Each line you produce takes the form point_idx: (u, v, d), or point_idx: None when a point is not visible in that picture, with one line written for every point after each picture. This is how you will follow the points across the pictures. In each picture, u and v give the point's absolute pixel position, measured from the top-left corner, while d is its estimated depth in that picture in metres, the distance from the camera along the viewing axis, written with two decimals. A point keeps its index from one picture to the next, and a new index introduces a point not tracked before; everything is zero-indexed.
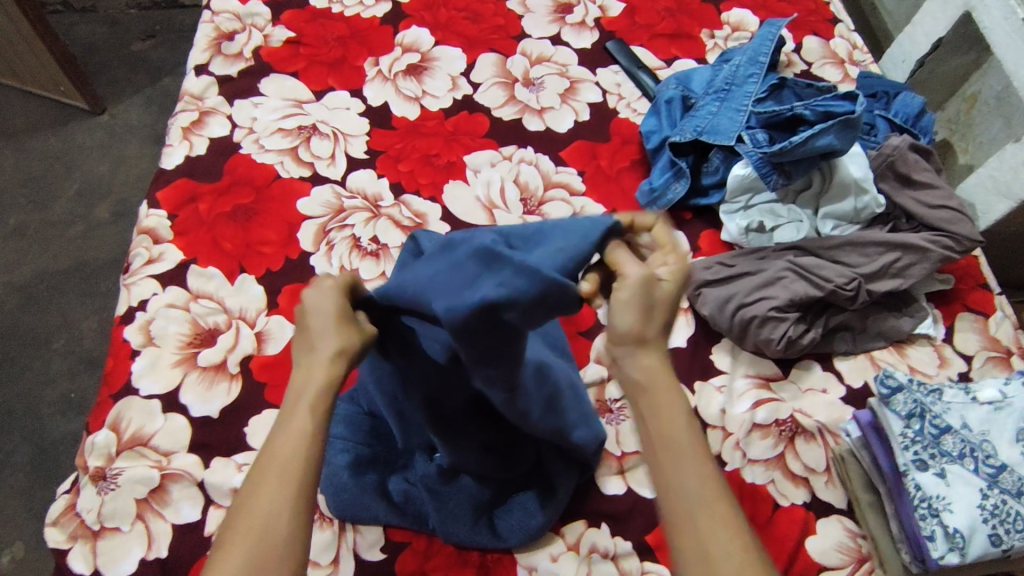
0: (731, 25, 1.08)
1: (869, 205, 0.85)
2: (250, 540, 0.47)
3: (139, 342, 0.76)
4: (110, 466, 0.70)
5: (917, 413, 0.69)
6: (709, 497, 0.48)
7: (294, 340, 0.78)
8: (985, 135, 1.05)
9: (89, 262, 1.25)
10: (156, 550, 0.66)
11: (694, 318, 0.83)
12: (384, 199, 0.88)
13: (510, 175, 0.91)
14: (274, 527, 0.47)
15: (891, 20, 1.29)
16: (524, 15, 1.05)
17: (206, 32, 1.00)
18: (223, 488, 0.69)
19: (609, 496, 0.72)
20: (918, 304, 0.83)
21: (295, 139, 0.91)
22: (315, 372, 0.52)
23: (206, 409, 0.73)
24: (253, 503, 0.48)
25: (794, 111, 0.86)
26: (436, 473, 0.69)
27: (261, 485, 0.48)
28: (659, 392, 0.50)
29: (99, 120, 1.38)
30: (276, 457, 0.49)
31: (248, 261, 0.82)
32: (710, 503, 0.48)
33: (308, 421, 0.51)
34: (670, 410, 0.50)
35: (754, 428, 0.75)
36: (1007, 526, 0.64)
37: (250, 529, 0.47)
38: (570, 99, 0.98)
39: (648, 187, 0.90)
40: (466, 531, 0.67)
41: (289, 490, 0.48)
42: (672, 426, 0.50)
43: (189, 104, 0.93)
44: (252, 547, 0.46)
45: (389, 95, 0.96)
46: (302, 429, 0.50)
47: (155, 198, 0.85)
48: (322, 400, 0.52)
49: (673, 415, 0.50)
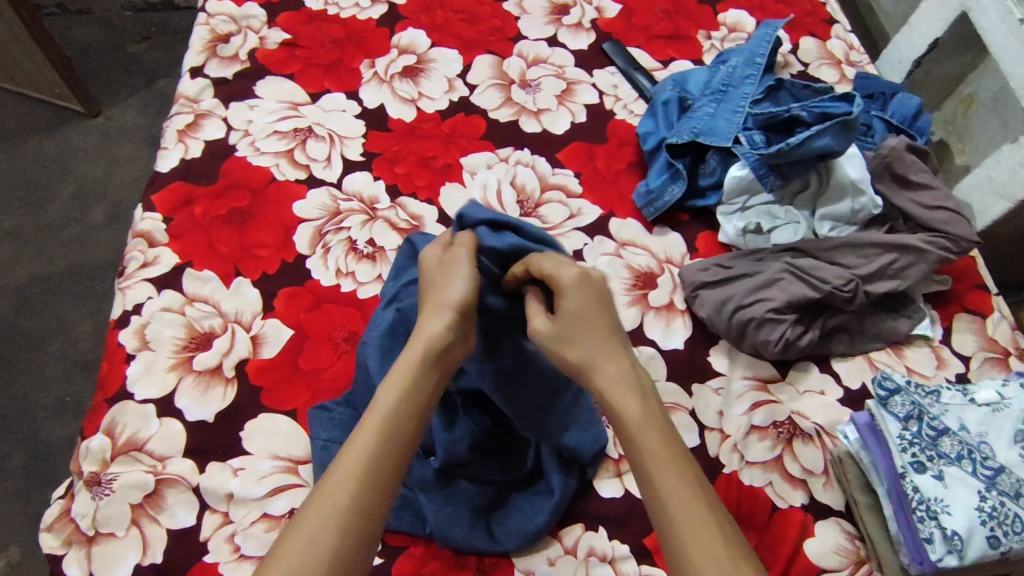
0: (728, 26, 1.08)
1: (866, 206, 0.85)
2: (304, 543, 0.46)
3: (134, 346, 0.76)
4: (104, 471, 0.69)
5: (915, 414, 0.69)
6: (687, 500, 0.51)
7: (289, 344, 0.78)
8: (981, 136, 1.05)
9: (84, 265, 1.25)
10: (151, 556, 0.66)
11: (692, 320, 0.83)
12: (380, 201, 0.87)
13: (507, 177, 0.91)
14: (330, 531, 0.47)
15: (888, 20, 1.29)
16: (521, 17, 1.05)
17: (202, 34, 1.00)
18: (219, 492, 0.69)
19: (606, 498, 0.71)
20: (916, 305, 0.83)
21: (291, 142, 0.91)
22: (393, 383, 0.54)
23: (202, 413, 0.73)
24: (315, 507, 0.48)
25: (791, 111, 0.85)
26: (432, 476, 0.69)
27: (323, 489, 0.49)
28: (622, 404, 0.55)
29: (94, 123, 1.38)
30: (347, 460, 0.50)
31: (244, 264, 0.82)
32: (687, 505, 0.50)
33: (377, 430, 0.52)
34: (636, 418, 0.54)
35: (752, 430, 0.75)
36: (1006, 528, 0.63)
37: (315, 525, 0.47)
38: (566, 100, 0.98)
39: (645, 189, 0.89)
40: (464, 535, 0.66)
41: (353, 497, 0.49)
42: (640, 434, 0.54)
43: (184, 106, 0.93)
44: (308, 548, 0.46)
45: (385, 97, 0.96)
46: (375, 428, 0.52)
47: (150, 202, 0.85)
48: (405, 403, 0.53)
49: (632, 413, 0.55)
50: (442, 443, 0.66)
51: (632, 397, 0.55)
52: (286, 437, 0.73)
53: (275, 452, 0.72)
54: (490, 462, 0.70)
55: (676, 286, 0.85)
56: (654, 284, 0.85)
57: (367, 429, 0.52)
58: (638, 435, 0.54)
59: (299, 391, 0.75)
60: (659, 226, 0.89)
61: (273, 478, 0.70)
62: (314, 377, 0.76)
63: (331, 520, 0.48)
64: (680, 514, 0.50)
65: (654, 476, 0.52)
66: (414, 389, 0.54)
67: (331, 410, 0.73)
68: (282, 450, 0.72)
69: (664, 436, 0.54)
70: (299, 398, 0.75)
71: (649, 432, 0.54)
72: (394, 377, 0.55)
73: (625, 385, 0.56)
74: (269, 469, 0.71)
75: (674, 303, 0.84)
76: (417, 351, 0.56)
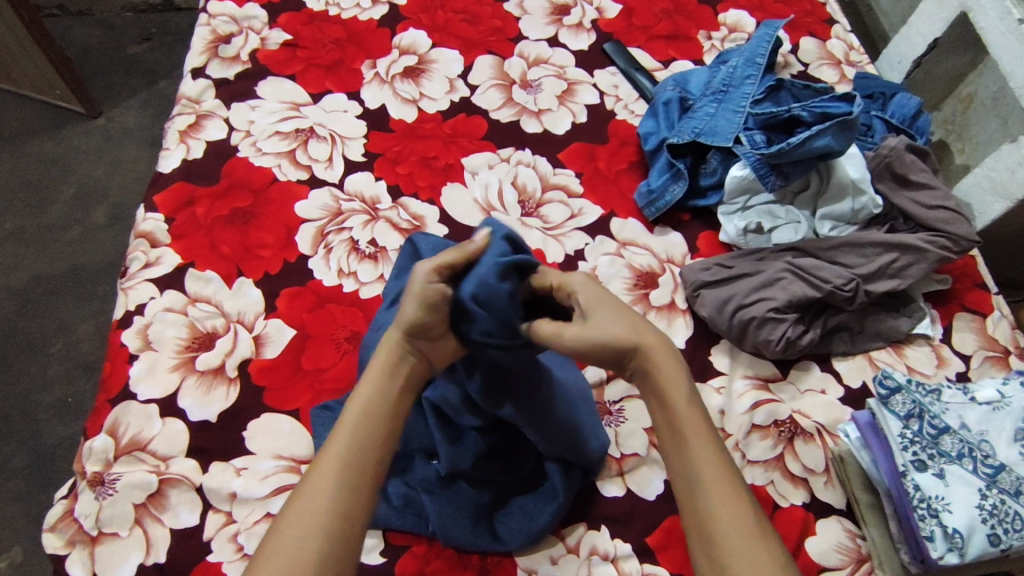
0: (728, 26, 1.08)
1: (866, 206, 0.85)
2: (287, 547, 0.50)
3: (136, 346, 0.76)
4: (107, 471, 0.69)
5: (916, 413, 0.69)
6: (724, 485, 0.54)
7: (291, 344, 0.78)
8: (981, 135, 1.06)
9: (85, 266, 1.25)
10: (154, 555, 0.66)
11: (694, 319, 0.83)
12: (382, 202, 0.88)
13: (508, 177, 0.91)
14: (310, 535, 0.51)
15: (887, 20, 1.29)
16: (521, 17, 1.05)
17: (203, 35, 1.00)
18: (222, 492, 0.69)
19: (608, 497, 0.72)
20: (916, 304, 0.83)
21: (292, 142, 0.91)
22: (358, 402, 0.57)
23: (204, 413, 0.73)
24: (293, 514, 0.52)
25: (791, 112, 0.86)
26: (435, 476, 0.69)
27: (299, 498, 0.53)
28: (669, 387, 0.58)
29: (95, 124, 1.38)
30: (319, 473, 0.53)
31: (246, 265, 0.82)
32: (720, 486, 0.54)
33: (347, 443, 0.55)
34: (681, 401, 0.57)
35: (753, 429, 0.76)
36: (1007, 526, 0.64)
37: (296, 530, 0.51)
38: (567, 101, 0.98)
39: (646, 189, 0.89)
40: (466, 534, 0.67)
41: (327, 503, 0.52)
42: (683, 417, 0.57)
43: (186, 107, 0.93)
44: (290, 553, 0.50)
45: (386, 97, 0.96)
46: (343, 440, 0.55)
47: (152, 202, 0.85)
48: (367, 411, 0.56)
49: (678, 392, 0.57)
50: (447, 453, 0.65)
51: (680, 378, 0.58)
52: (289, 437, 0.73)
53: (277, 452, 0.72)
54: (491, 464, 0.69)
55: (677, 286, 0.85)
56: (655, 284, 0.85)
57: (337, 439, 0.55)
58: (683, 416, 0.57)
59: (301, 391, 0.75)
60: (660, 226, 0.90)
61: (276, 478, 0.71)
62: (316, 377, 0.76)
63: (310, 520, 0.51)
64: (717, 497, 0.54)
65: (691, 455, 0.56)
66: (378, 405, 0.57)
67: (333, 409, 0.73)
68: (285, 449, 0.72)
69: (704, 422, 0.57)
70: (302, 398, 0.75)
71: (691, 416, 0.57)
72: (357, 395, 0.57)
73: (670, 367, 0.58)
74: (272, 469, 0.71)
75: (675, 303, 0.84)
76: (382, 367, 0.58)
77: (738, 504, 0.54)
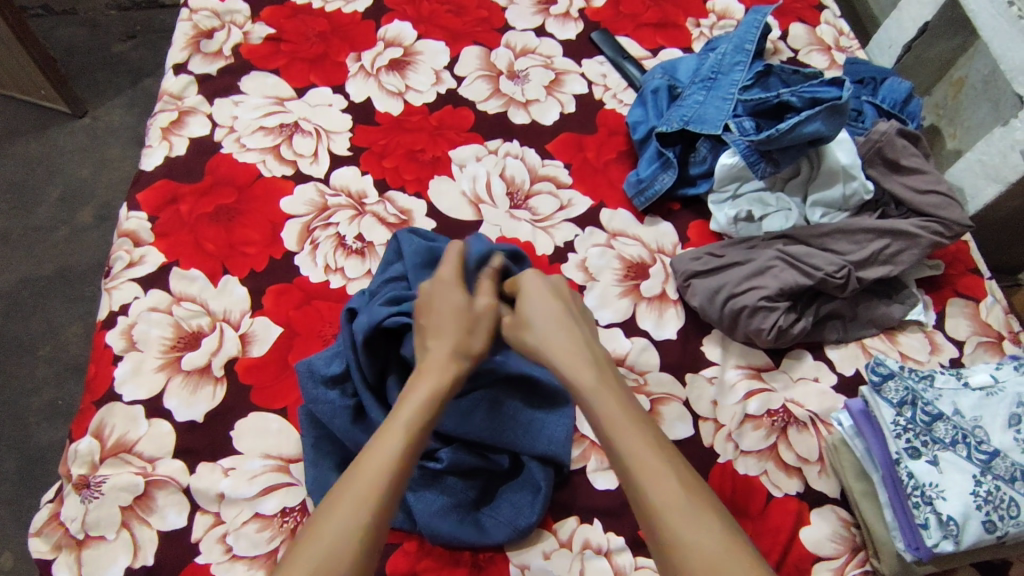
0: (717, 13, 1.07)
1: (858, 191, 0.84)
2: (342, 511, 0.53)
3: (121, 347, 0.75)
4: (93, 474, 0.69)
5: (909, 400, 0.68)
6: (650, 463, 0.56)
7: (278, 341, 0.77)
8: (972, 119, 1.05)
9: (73, 267, 1.24)
10: (142, 558, 0.65)
11: (684, 310, 0.82)
12: (368, 196, 0.86)
13: (496, 169, 0.90)
14: (354, 516, 0.53)
15: (877, 5, 1.27)
16: (508, 7, 1.04)
17: (184, 30, 0.98)
18: (210, 493, 0.68)
19: (600, 491, 0.71)
20: (909, 290, 0.83)
21: (277, 138, 0.90)
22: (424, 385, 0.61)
23: (190, 413, 0.72)
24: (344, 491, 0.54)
25: (780, 97, 0.85)
26: (418, 474, 0.67)
27: (356, 470, 0.55)
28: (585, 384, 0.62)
29: (80, 123, 1.36)
30: (366, 478, 0.55)
31: (231, 263, 0.81)
32: (649, 468, 0.56)
33: (411, 415, 0.59)
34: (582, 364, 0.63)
35: (746, 419, 0.75)
36: (1002, 512, 0.62)
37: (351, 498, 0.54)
38: (555, 91, 0.97)
39: (635, 178, 0.88)
40: (451, 531, 0.65)
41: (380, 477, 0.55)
42: (604, 410, 0.60)
43: (168, 104, 0.92)
44: (342, 522, 0.52)
45: (372, 91, 0.95)
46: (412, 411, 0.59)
47: (135, 201, 0.84)
48: (427, 402, 0.60)
49: (595, 396, 0.61)
50: None
51: (600, 383, 0.62)
52: (277, 437, 0.72)
53: (266, 451, 0.71)
54: (456, 449, 0.68)
55: (667, 276, 0.84)
56: (646, 274, 0.84)
57: (401, 414, 0.59)
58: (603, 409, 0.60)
59: (288, 390, 0.75)
60: (649, 216, 0.89)
61: (264, 478, 0.70)
62: None
63: (372, 477, 0.55)
64: (645, 475, 0.56)
65: (591, 398, 0.61)
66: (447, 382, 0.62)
67: None
68: (273, 449, 0.71)
69: (623, 407, 0.60)
70: (289, 396, 0.74)
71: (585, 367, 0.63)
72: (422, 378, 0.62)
73: (591, 377, 0.63)
74: (260, 468, 0.70)
75: (666, 293, 0.83)
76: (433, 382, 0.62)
77: (654, 461, 0.56)
